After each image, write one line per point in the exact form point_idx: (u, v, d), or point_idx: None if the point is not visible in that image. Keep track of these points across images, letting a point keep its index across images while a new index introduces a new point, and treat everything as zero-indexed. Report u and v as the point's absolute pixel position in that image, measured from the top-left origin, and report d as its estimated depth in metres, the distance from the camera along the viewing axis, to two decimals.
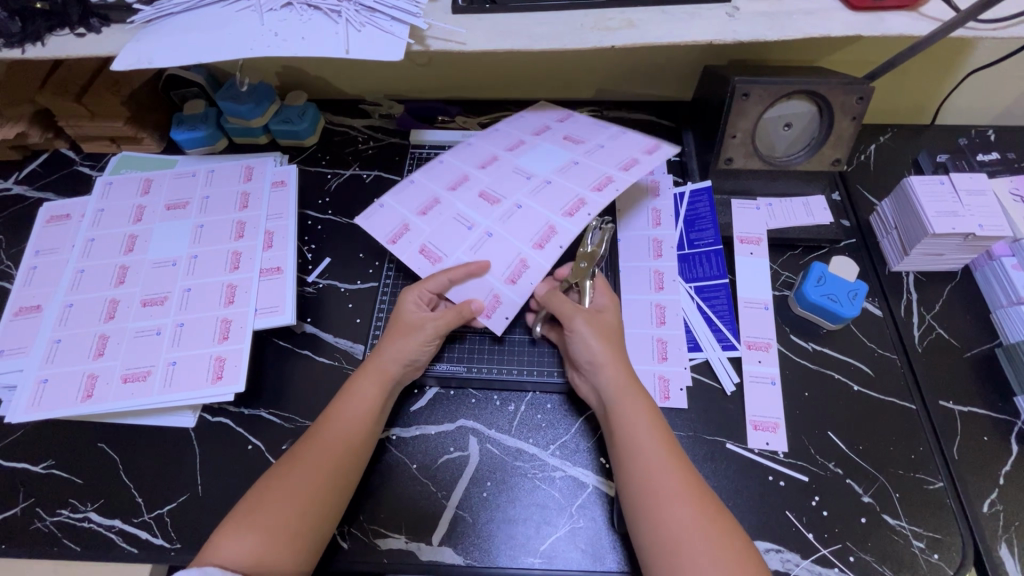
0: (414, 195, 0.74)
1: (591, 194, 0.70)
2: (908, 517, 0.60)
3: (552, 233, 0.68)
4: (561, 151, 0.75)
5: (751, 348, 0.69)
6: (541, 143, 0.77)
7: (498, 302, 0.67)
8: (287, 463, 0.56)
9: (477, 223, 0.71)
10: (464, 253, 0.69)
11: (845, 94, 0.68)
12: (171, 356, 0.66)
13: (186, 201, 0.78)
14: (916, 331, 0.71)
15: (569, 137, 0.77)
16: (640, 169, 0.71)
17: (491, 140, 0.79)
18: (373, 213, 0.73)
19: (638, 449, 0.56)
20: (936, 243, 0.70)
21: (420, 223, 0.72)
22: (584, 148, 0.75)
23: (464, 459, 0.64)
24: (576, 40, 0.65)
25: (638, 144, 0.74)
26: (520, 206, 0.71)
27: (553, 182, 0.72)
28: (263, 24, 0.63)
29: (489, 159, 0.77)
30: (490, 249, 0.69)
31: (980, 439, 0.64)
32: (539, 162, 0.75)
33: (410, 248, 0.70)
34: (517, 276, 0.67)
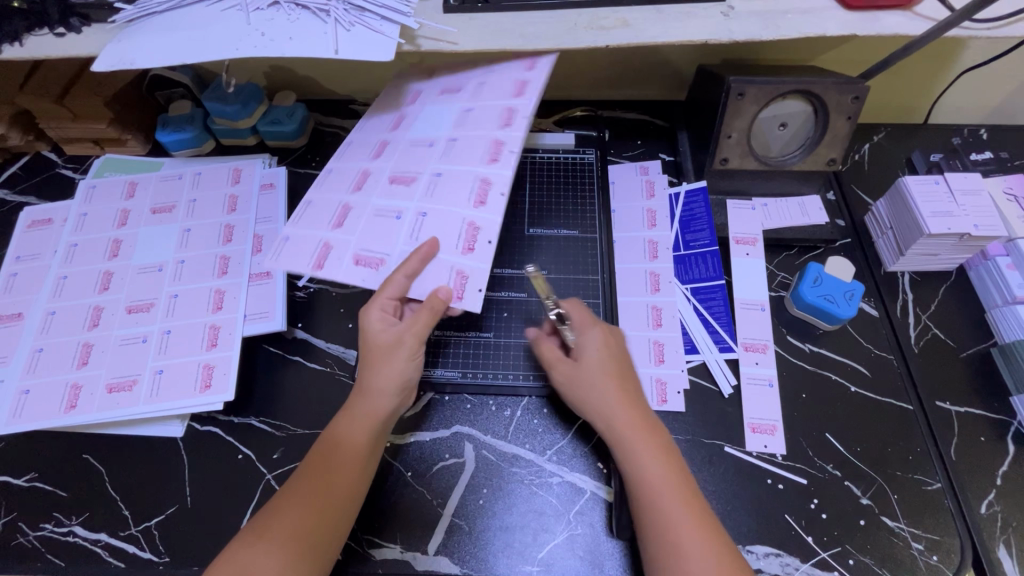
0: (319, 210, 0.64)
1: (504, 132, 0.64)
2: (906, 519, 0.60)
3: (486, 187, 0.62)
4: (445, 108, 0.69)
5: (749, 350, 0.69)
6: (421, 108, 0.70)
7: (463, 278, 0.59)
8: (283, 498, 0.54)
9: (405, 209, 0.63)
10: (406, 244, 0.61)
11: (840, 93, 0.67)
12: (157, 364, 0.64)
13: (172, 204, 0.76)
14: (912, 331, 0.71)
15: (444, 91, 0.71)
16: (534, 87, 0.65)
17: (366, 131, 0.71)
18: (280, 249, 0.62)
19: (641, 484, 0.54)
20: (932, 242, 0.70)
21: (341, 236, 0.62)
22: (466, 95, 0.69)
23: (460, 465, 0.64)
24: (570, 39, 0.64)
25: (512, 73, 0.68)
26: (439, 173, 0.64)
27: (460, 138, 0.66)
28: (250, 23, 0.61)
29: (377, 146, 0.68)
30: (431, 228, 0.61)
31: (977, 439, 0.64)
32: (432, 126, 0.68)
33: (343, 263, 0.61)
34: (473, 243, 0.60)
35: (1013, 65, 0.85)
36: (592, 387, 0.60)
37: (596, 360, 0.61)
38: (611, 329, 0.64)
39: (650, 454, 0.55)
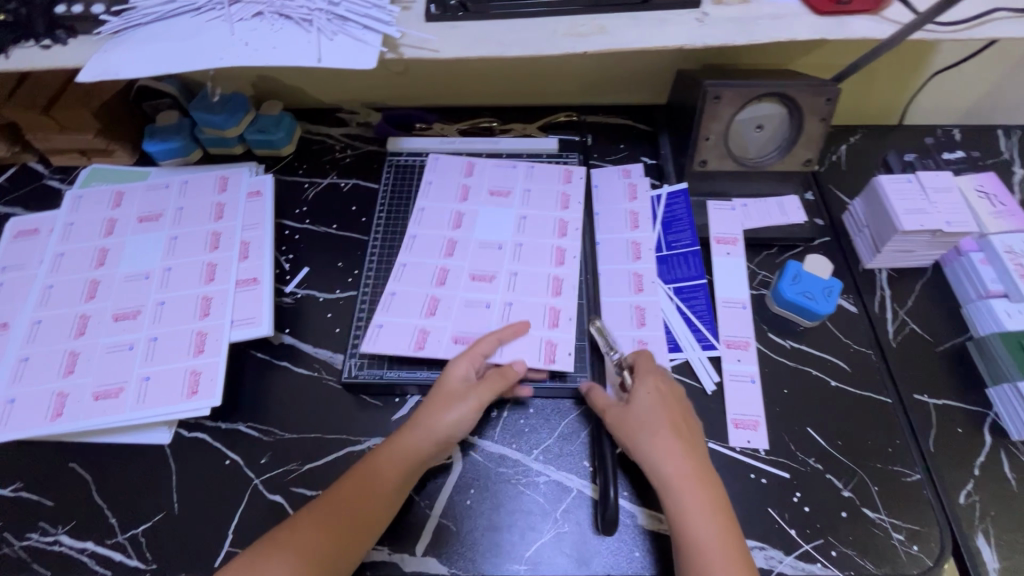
0: (419, 276, 0.73)
1: (562, 240, 0.76)
2: (887, 510, 0.61)
3: (560, 281, 0.73)
4: (503, 212, 0.79)
5: (730, 347, 0.70)
6: (478, 208, 0.79)
7: (553, 347, 0.67)
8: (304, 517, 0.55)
9: (491, 300, 0.71)
10: (498, 323, 0.69)
11: (813, 95, 0.69)
12: (144, 371, 0.64)
13: (159, 212, 0.76)
14: (890, 326, 0.73)
15: (494, 193, 0.80)
16: (575, 202, 0.80)
17: (428, 228, 0.77)
18: (377, 336, 0.68)
19: (696, 552, 0.53)
20: (906, 239, 0.72)
21: (436, 322, 0.69)
22: (516, 200, 0.80)
23: (447, 466, 0.64)
24: (549, 45, 0.66)
25: (554, 176, 0.82)
26: (516, 272, 0.73)
27: (524, 242, 0.76)
28: (234, 33, 0.62)
29: (454, 218, 0.78)
30: (520, 313, 0.70)
31: (954, 431, 0.66)
32: (496, 229, 0.77)
33: (444, 344, 0.67)
34: (558, 319, 0.69)
35: (982, 67, 0.88)
36: (646, 435, 0.58)
37: (650, 407, 0.60)
38: (673, 384, 0.63)
39: (700, 507, 0.54)
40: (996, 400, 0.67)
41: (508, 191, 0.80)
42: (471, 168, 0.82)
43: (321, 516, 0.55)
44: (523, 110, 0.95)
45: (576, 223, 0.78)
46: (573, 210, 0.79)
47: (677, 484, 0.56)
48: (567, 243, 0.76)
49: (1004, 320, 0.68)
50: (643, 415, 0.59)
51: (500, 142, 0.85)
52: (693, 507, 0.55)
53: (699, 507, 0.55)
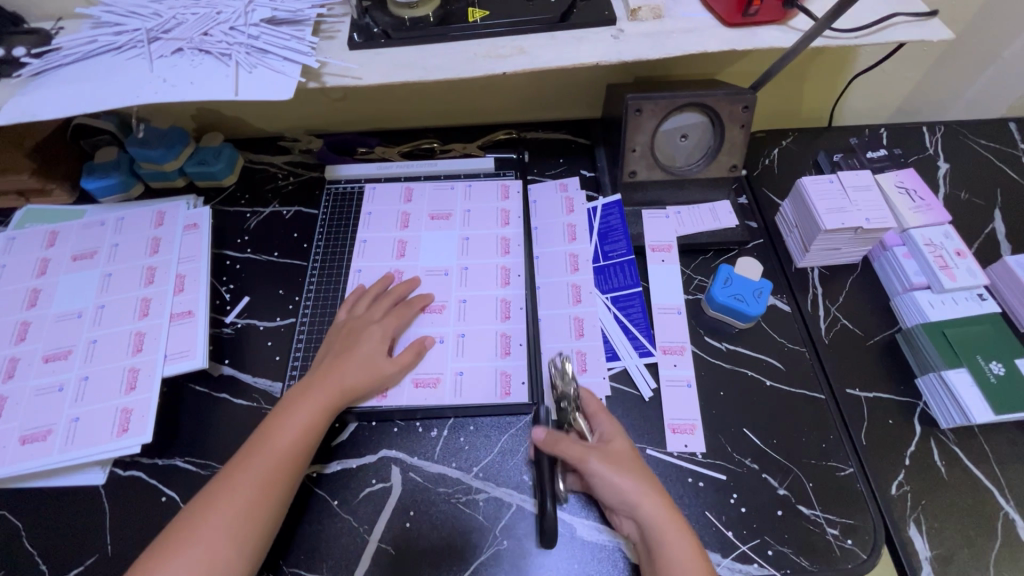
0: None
1: (506, 259, 0.77)
2: (822, 506, 0.62)
3: (508, 304, 0.73)
4: (446, 234, 0.79)
5: (667, 353, 0.71)
6: (419, 234, 0.80)
7: (508, 378, 0.68)
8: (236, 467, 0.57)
9: (445, 333, 0.71)
10: (455, 358, 0.69)
11: (731, 104, 0.71)
12: (73, 412, 0.63)
13: (94, 250, 0.76)
14: (822, 323, 0.74)
15: (436, 217, 0.81)
16: (515, 218, 0.81)
17: (373, 258, 0.78)
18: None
19: None
20: (830, 238, 0.74)
21: None
22: (458, 223, 0.80)
23: (386, 489, 0.64)
24: (468, 68, 0.67)
25: (492, 194, 0.83)
26: (465, 298, 0.73)
27: (470, 266, 0.76)
28: (153, 70, 0.63)
29: (397, 246, 0.79)
30: (473, 345, 0.70)
31: (886, 422, 0.67)
32: (440, 255, 0.77)
33: (405, 389, 0.67)
34: (509, 347, 0.70)
35: (901, 67, 0.91)
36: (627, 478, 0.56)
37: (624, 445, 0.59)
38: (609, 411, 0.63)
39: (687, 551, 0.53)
40: (924, 389, 0.68)
41: (448, 214, 0.81)
42: (409, 194, 0.84)
43: (257, 462, 0.57)
44: (463, 130, 0.96)
45: (518, 239, 0.79)
46: (515, 227, 0.80)
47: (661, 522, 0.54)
48: (511, 260, 0.77)
49: (927, 310, 0.70)
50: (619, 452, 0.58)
51: (438, 163, 0.86)
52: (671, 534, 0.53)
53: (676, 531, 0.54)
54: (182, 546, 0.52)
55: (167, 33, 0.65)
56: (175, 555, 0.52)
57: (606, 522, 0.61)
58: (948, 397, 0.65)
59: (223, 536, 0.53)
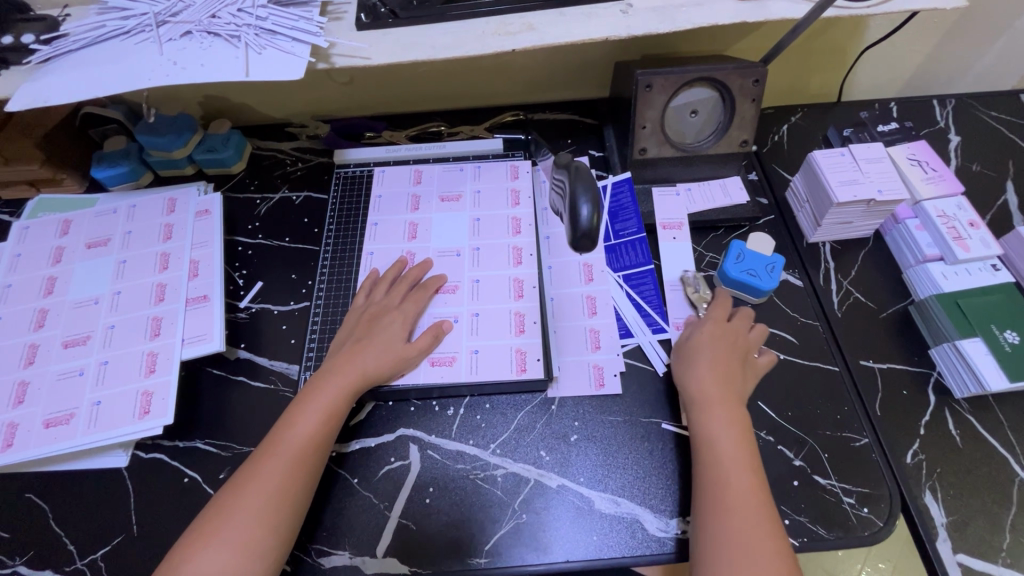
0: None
1: (518, 239, 0.76)
2: (837, 475, 0.62)
3: (521, 283, 0.73)
4: (457, 216, 0.79)
5: (680, 329, 0.71)
6: (430, 216, 0.80)
7: (523, 355, 0.68)
8: (267, 446, 0.59)
9: (459, 312, 0.71)
10: (469, 336, 0.69)
11: (741, 77, 0.71)
12: (95, 396, 0.64)
13: (107, 237, 0.76)
14: (835, 297, 0.74)
15: (446, 199, 0.81)
16: (526, 198, 0.80)
17: (385, 241, 0.78)
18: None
19: (722, 445, 0.57)
20: (843, 212, 0.73)
21: None
22: (468, 204, 0.80)
23: (405, 467, 0.65)
24: (478, 46, 0.67)
25: (502, 174, 0.83)
26: (478, 278, 0.74)
27: (482, 247, 0.76)
28: (163, 54, 0.63)
29: (409, 228, 0.79)
30: (487, 323, 0.70)
31: (900, 393, 0.67)
32: (451, 236, 0.78)
33: (422, 368, 0.67)
34: (523, 325, 0.70)
35: (912, 39, 0.90)
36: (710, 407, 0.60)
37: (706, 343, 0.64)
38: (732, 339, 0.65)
39: (725, 425, 0.58)
40: (939, 360, 0.68)
41: (459, 196, 0.81)
42: (419, 177, 0.84)
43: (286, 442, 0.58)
44: (470, 112, 0.96)
45: (529, 218, 0.78)
46: (525, 206, 0.80)
47: (699, 403, 0.60)
48: (522, 240, 0.76)
49: (941, 282, 0.70)
50: (740, 333, 0.66)
51: (447, 145, 0.86)
52: (732, 509, 0.53)
53: (730, 432, 0.58)
54: (216, 526, 0.53)
55: (175, 17, 0.65)
56: (215, 529, 0.53)
57: (623, 494, 0.62)
58: (962, 366, 0.65)
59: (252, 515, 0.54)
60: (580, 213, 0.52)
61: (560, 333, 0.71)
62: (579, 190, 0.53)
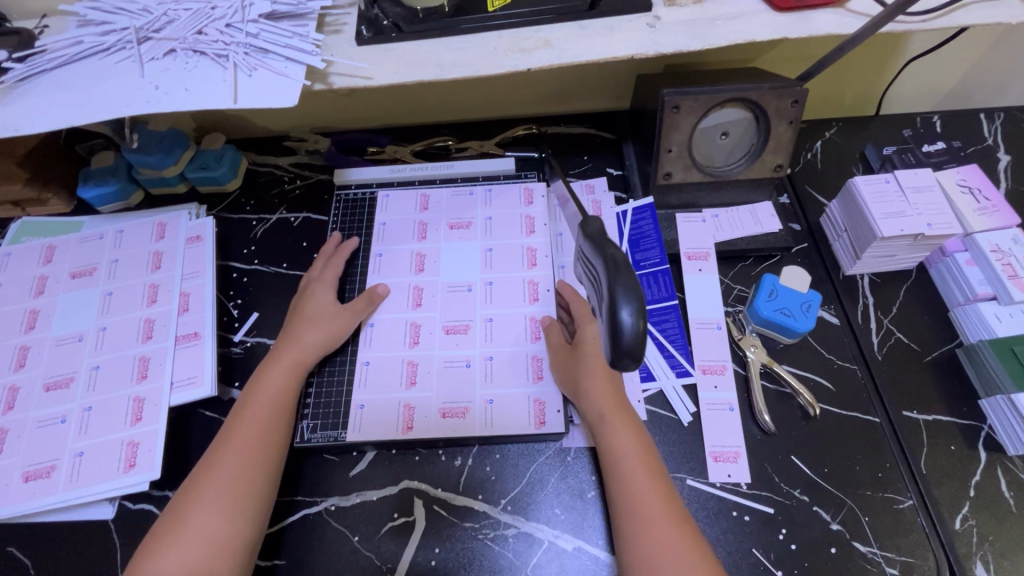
0: (391, 336, 0.68)
1: (534, 273, 0.71)
2: (879, 542, 0.57)
3: (538, 323, 0.68)
4: (467, 245, 0.74)
5: (706, 373, 0.66)
6: (438, 245, 0.74)
7: (542, 405, 0.63)
8: (198, 476, 0.55)
9: (472, 356, 0.66)
10: (483, 383, 0.65)
11: (778, 98, 0.64)
12: (77, 446, 0.60)
13: (93, 266, 0.72)
14: (875, 338, 0.68)
15: (455, 226, 0.76)
16: (541, 226, 0.75)
17: (392, 273, 0.73)
18: (360, 421, 0.63)
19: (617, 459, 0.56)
20: (887, 245, 0.67)
21: (419, 394, 0.64)
22: (479, 231, 0.75)
23: (409, 523, 0.60)
24: (490, 64, 0.60)
25: (515, 199, 0.77)
26: (492, 317, 0.69)
27: (495, 282, 0.71)
28: (144, 76, 0.57)
29: (416, 260, 0.74)
30: (503, 369, 0.65)
31: (947, 448, 0.62)
32: (461, 269, 0.72)
33: (432, 420, 0.63)
34: (541, 371, 0.65)
35: (960, 49, 0.83)
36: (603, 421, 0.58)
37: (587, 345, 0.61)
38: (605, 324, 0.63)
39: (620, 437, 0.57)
40: (990, 412, 0.62)
41: (468, 223, 0.76)
42: (427, 202, 0.78)
43: (219, 463, 0.55)
44: (479, 125, 0.89)
45: (544, 249, 0.73)
46: (540, 234, 0.74)
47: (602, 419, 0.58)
48: (538, 273, 0.71)
49: (993, 325, 0.64)
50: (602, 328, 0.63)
51: (455, 165, 0.80)
52: (650, 535, 0.51)
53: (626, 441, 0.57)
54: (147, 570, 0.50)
55: (158, 33, 0.59)
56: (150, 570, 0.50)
57: None
58: (1017, 421, 0.60)
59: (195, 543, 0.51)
60: (621, 320, 0.43)
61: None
62: (619, 291, 0.44)
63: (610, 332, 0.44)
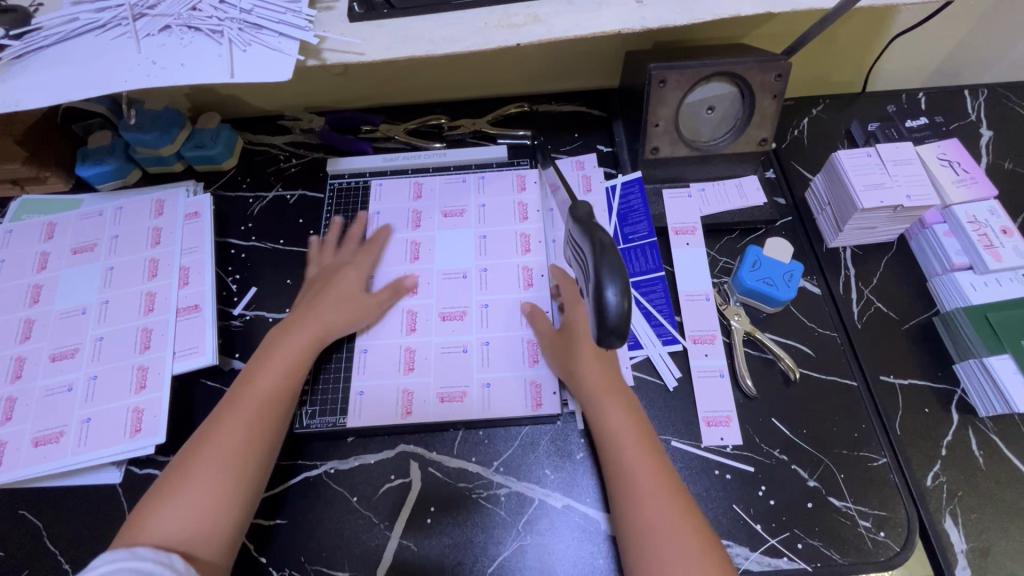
0: (388, 324, 0.70)
1: (528, 259, 0.73)
2: (853, 497, 0.60)
3: (530, 309, 0.70)
4: (462, 233, 0.76)
5: (697, 343, 0.68)
6: (432, 233, 0.76)
7: (538, 388, 0.65)
8: (210, 430, 0.56)
9: (469, 341, 0.68)
10: (479, 368, 0.67)
11: (763, 72, 0.66)
12: (84, 413, 0.62)
13: (94, 242, 0.73)
14: (855, 307, 0.71)
15: (449, 214, 0.77)
16: (535, 212, 0.77)
17: (387, 262, 0.75)
18: (360, 406, 0.65)
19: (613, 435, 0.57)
20: (867, 217, 0.69)
21: (417, 379, 0.67)
22: (473, 219, 0.77)
23: (406, 485, 0.63)
24: (480, 40, 0.62)
25: (509, 186, 0.79)
26: (487, 303, 0.71)
27: (489, 268, 0.73)
28: (140, 51, 0.58)
29: (411, 248, 0.75)
30: (499, 353, 0.67)
31: (921, 410, 0.64)
32: (456, 257, 0.74)
33: (430, 404, 0.65)
34: (537, 356, 0.67)
35: (944, 25, 0.84)
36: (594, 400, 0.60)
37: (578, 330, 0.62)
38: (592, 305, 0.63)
39: (615, 414, 0.59)
40: (962, 375, 0.65)
41: (463, 210, 0.77)
42: (421, 190, 0.80)
43: (233, 422, 0.57)
44: (471, 103, 0.91)
45: (537, 235, 0.75)
46: (534, 221, 0.76)
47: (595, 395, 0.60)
48: (531, 260, 0.73)
49: (969, 294, 0.67)
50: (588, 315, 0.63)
51: (448, 154, 0.82)
52: (645, 502, 0.52)
53: (619, 417, 0.58)
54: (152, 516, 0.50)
55: (153, 9, 0.60)
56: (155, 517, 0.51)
57: None
58: (988, 383, 0.62)
59: (200, 502, 0.52)
60: (606, 301, 0.43)
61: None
62: (605, 271, 0.44)
63: (596, 313, 0.44)
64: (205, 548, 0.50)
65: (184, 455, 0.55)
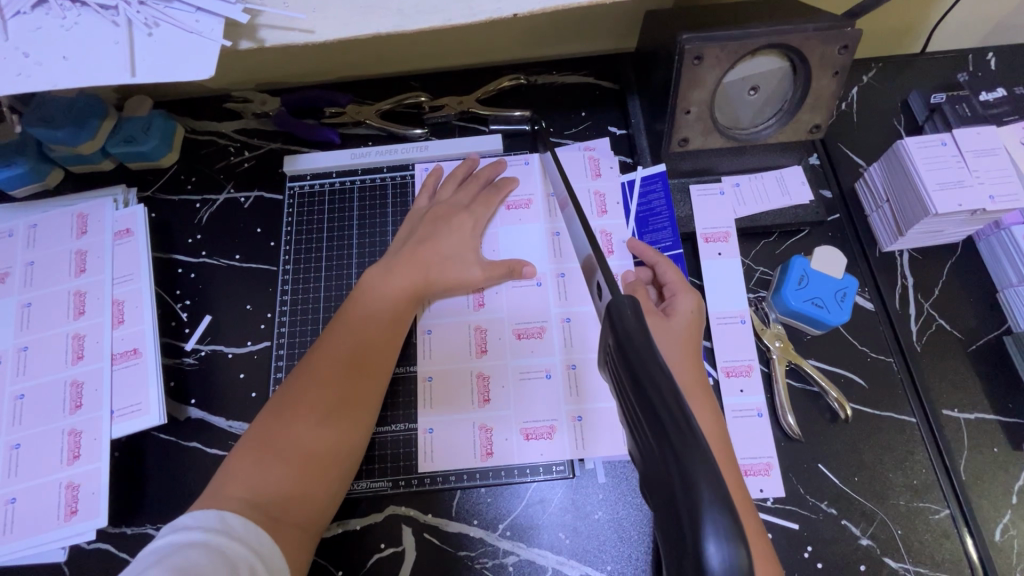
0: (453, 345, 0.60)
1: (611, 260, 0.63)
2: (912, 557, 0.52)
3: None
4: (532, 229, 0.65)
5: (730, 376, 0.58)
6: (497, 230, 0.65)
7: None
8: (321, 356, 0.53)
9: (552, 365, 0.59)
10: (567, 398, 0.58)
11: (825, 44, 0.52)
12: (8, 491, 0.52)
13: (5, 271, 0.61)
14: (913, 326, 0.61)
15: (513, 205, 0.66)
16: (614, 204, 0.65)
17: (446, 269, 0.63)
18: (430, 449, 0.57)
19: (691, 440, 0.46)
20: (938, 221, 0.58)
21: (494, 413, 0.58)
22: (542, 211, 0.66)
23: (398, 555, 0.54)
24: (465, 10, 0.47)
25: (581, 170, 0.67)
26: (569, 317, 0.61)
27: (568, 273, 0.63)
28: (8, 37, 0.43)
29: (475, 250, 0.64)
30: (589, 378, 0.58)
31: (990, 451, 0.56)
32: (530, 257, 0.63)
33: (513, 444, 0.57)
34: None
35: None
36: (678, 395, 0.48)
37: (681, 322, 0.51)
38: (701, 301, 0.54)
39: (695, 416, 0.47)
40: None
41: (528, 201, 0.66)
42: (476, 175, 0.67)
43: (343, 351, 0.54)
44: (455, 76, 0.75)
45: (621, 233, 0.64)
46: (615, 217, 0.65)
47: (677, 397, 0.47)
48: (618, 263, 0.62)
49: None
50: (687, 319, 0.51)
51: (430, 146, 0.69)
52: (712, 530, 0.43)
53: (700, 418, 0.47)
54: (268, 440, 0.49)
55: None
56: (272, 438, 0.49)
57: None
58: None
59: (305, 449, 0.49)
60: (703, 554, 0.28)
61: (593, 373, 0.58)
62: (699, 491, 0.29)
63: (689, 564, 0.29)
64: (317, 490, 0.49)
65: (295, 379, 0.52)
